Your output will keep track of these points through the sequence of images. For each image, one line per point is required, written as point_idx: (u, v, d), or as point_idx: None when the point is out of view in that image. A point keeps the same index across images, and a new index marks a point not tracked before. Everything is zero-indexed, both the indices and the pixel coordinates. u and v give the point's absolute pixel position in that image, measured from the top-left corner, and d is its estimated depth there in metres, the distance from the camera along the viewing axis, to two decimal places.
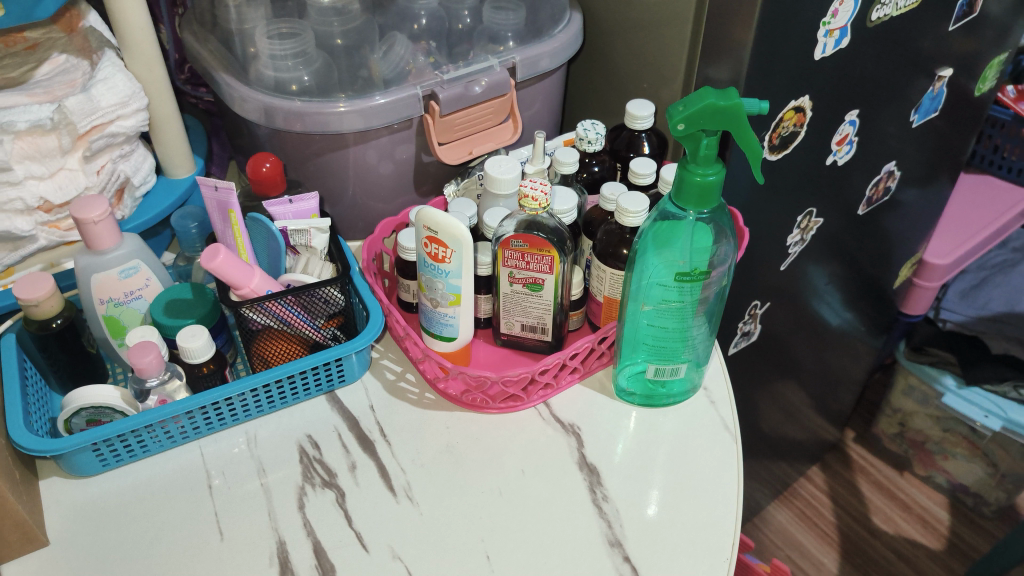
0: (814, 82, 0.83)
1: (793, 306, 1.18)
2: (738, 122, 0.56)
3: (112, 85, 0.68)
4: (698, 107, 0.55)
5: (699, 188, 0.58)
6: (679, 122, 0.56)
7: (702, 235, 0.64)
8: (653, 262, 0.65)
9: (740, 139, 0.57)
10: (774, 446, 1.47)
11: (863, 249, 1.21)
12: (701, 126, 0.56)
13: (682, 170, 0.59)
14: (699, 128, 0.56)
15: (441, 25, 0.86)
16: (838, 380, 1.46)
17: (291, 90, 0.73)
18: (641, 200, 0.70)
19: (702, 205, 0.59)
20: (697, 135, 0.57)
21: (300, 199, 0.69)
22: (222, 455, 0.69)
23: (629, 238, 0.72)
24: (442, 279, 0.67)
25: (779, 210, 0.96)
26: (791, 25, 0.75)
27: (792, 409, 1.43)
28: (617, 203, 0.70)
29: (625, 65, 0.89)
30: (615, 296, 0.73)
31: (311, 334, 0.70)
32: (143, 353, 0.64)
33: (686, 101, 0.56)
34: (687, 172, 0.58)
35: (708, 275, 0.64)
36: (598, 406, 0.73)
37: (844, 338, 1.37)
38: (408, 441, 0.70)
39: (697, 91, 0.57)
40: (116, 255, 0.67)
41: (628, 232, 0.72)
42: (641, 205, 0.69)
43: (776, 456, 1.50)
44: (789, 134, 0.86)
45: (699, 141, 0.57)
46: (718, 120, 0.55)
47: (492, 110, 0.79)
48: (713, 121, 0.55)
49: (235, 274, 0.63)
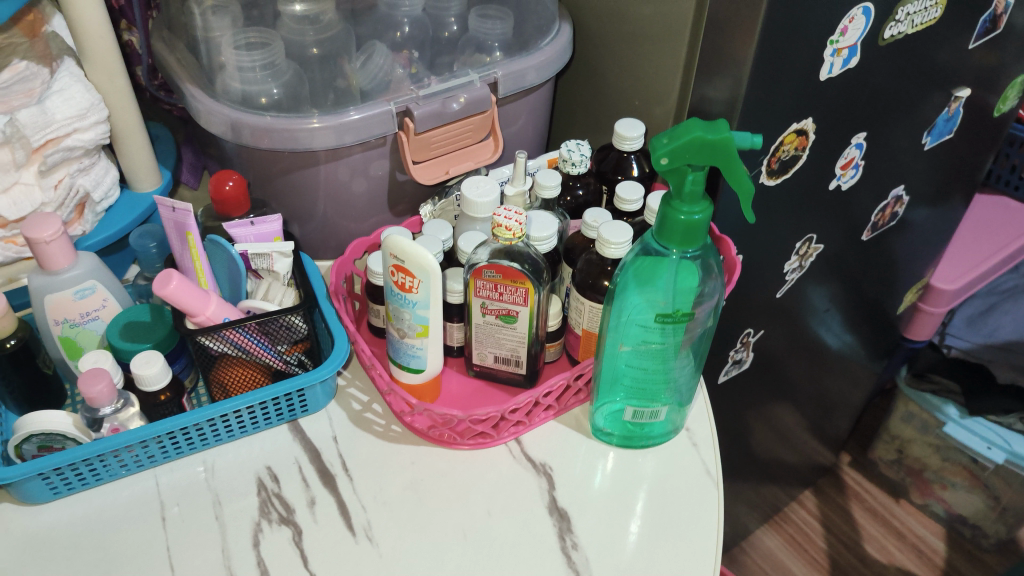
0: (818, 105, 0.79)
1: (790, 330, 1.14)
2: (728, 158, 0.50)
3: (68, 96, 0.64)
4: (683, 140, 0.50)
5: (684, 227, 0.53)
6: (663, 156, 0.51)
7: (686, 275, 0.59)
8: (632, 302, 0.60)
9: (729, 175, 0.52)
10: (767, 471, 1.46)
11: (866, 273, 1.17)
12: (687, 161, 0.51)
13: (666, 207, 0.54)
14: (684, 164, 0.51)
15: (427, 33, 0.83)
16: (835, 405, 1.42)
17: (260, 104, 0.70)
18: (623, 231, 0.66)
19: (686, 244, 0.55)
20: (682, 171, 0.51)
21: (262, 222, 0.65)
22: (179, 485, 0.66)
23: (609, 269, 0.69)
24: (410, 309, 0.64)
25: (776, 236, 0.92)
26: (793, 46, 0.70)
27: (787, 434, 1.40)
28: (598, 233, 0.67)
29: (615, 81, 0.85)
30: (593, 329, 0.70)
31: (272, 363, 0.67)
32: (93, 382, 0.60)
33: (670, 134, 0.51)
34: (671, 210, 0.53)
35: (691, 316, 0.59)
36: (573, 445, 0.69)
37: (842, 363, 1.33)
38: (371, 476, 0.66)
39: (683, 122, 0.51)
40: (71, 275, 0.64)
41: (608, 262, 0.68)
42: (625, 236, 0.66)
43: (768, 479, 1.48)
44: (789, 158, 0.82)
45: (685, 176, 0.52)
46: (706, 155, 0.50)
47: (473, 127, 0.75)
48: (700, 156, 0.50)
49: (188, 301, 0.59)
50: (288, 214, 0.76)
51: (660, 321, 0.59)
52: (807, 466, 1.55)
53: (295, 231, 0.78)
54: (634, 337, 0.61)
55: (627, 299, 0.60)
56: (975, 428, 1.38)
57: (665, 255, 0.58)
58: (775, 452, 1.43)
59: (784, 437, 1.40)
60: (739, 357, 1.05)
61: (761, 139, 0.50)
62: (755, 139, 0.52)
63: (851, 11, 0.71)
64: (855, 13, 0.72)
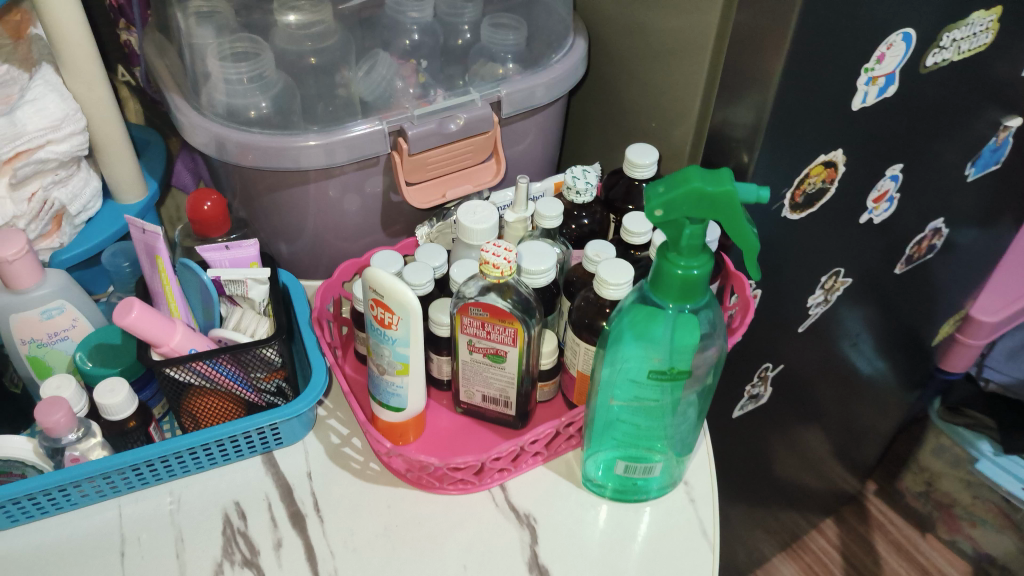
0: (849, 136, 0.72)
1: (814, 362, 1.08)
2: (729, 213, 0.46)
3: (41, 106, 0.61)
4: (679, 192, 0.45)
5: (682, 282, 0.49)
6: (656, 208, 0.46)
7: (685, 332, 0.53)
8: (627, 355, 0.55)
9: (731, 229, 0.47)
10: (790, 498, 1.39)
11: (903, 305, 1.10)
12: (684, 214, 0.46)
13: (661, 259, 0.49)
14: (681, 216, 0.46)
15: (437, 42, 0.77)
16: (862, 435, 1.35)
17: (248, 118, 0.66)
18: (623, 271, 0.61)
19: (683, 298, 0.50)
20: (679, 223, 0.47)
21: (238, 247, 0.62)
22: (142, 517, 0.62)
23: (607, 310, 0.64)
24: (389, 346, 0.60)
25: (799, 268, 0.86)
26: (822, 76, 0.65)
27: (812, 461, 1.33)
28: (597, 271, 0.62)
29: (631, 100, 0.79)
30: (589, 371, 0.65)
31: (244, 394, 0.63)
32: (51, 411, 0.57)
33: (666, 184, 0.46)
34: (667, 263, 0.49)
35: (689, 373, 0.54)
36: (561, 495, 0.65)
37: (873, 391, 1.25)
38: (343, 519, 0.63)
39: (682, 169, 0.46)
40: (38, 294, 0.61)
41: (606, 302, 0.64)
42: (625, 276, 0.61)
43: (788, 504, 1.40)
44: (816, 190, 0.76)
45: (682, 229, 0.47)
46: (704, 209, 0.45)
47: (473, 147, 0.71)
48: (698, 209, 0.45)
49: (152, 331, 0.56)
50: (275, 230, 0.72)
51: (654, 377, 0.54)
52: (831, 492, 1.47)
53: (284, 248, 0.74)
54: (627, 391, 0.56)
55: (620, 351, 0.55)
56: (1010, 467, 1.32)
57: (662, 308, 0.52)
58: (799, 477, 1.35)
59: (810, 461, 1.33)
60: (755, 391, 1.02)
61: (767, 192, 0.46)
62: (762, 191, 0.47)
63: (889, 37, 0.65)
64: (894, 40, 0.66)
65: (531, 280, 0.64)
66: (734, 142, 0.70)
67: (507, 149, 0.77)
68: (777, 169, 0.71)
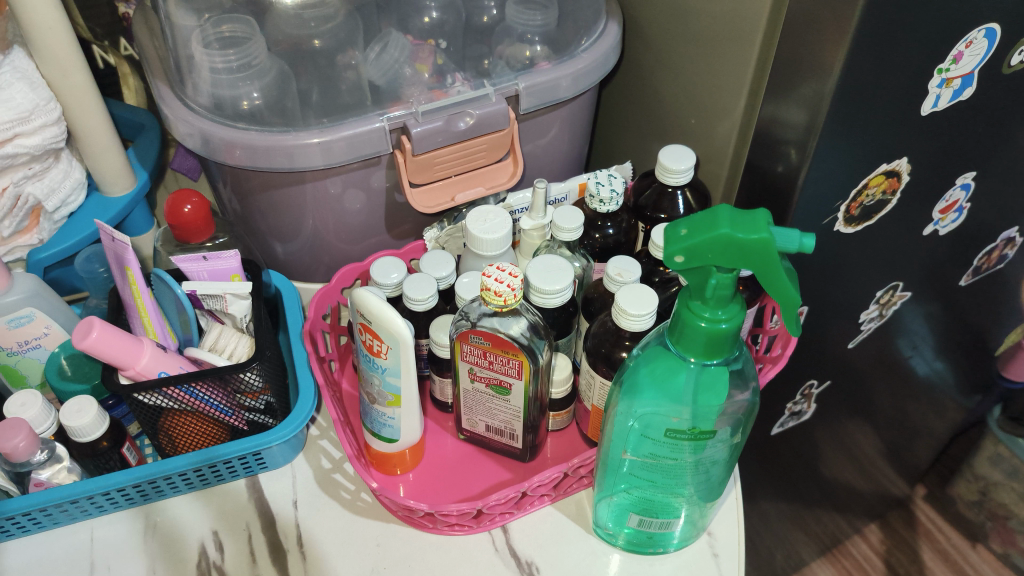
0: (918, 144, 0.63)
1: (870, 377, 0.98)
2: (762, 261, 0.41)
3: (7, 97, 0.57)
4: (705, 238, 0.41)
5: (706, 335, 0.45)
6: (677, 254, 0.42)
7: (710, 391, 0.47)
8: (645, 407, 0.49)
9: (764, 280, 0.43)
10: (839, 507, 1.21)
11: (977, 324, 0.96)
12: (711, 261, 0.42)
13: (685, 307, 0.45)
14: (706, 264, 0.42)
15: (460, 19, 0.68)
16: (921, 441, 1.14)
17: (236, 110, 0.60)
18: (645, 299, 0.54)
19: (708, 350, 0.45)
20: (704, 270, 0.43)
21: (216, 258, 0.59)
22: (114, 543, 0.57)
23: (625, 341, 0.57)
24: (379, 375, 0.54)
25: (854, 281, 0.75)
26: (887, 79, 0.55)
27: (868, 468, 1.14)
28: (615, 298, 0.54)
29: (669, 92, 0.70)
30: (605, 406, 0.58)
31: (224, 418, 0.58)
32: (10, 435, 0.52)
33: (692, 226, 0.42)
34: (691, 313, 0.45)
35: (713, 433, 0.49)
36: (567, 541, 0.58)
37: (934, 399, 1.06)
38: (327, 556, 0.57)
39: (709, 211, 0.42)
40: (5, 302, 0.57)
41: (626, 331, 0.56)
42: (647, 306, 0.53)
43: (834, 508, 1.21)
44: (874, 203, 0.67)
45: (707, 277, 0.43)
46: (733, 256, 0.41)
47: (487, 146, 0.64)
48: (726, 255, 0.41)
49: (114, 353, 0.53)
50: (269, 231, 0.65)
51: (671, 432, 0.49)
52: (884, 498, 1.26)
53: (278, 248, 0.67)
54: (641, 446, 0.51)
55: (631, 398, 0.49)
56: None
57: (684, 360, 0.47)
58: (853, 483, 1.16)
59: (869, 470, 1.15)
60: (797, 407, 0.94)
61: (810, 240, 0.41)
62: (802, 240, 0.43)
63: (969, 33, 0.55)
64: (975, 36, 0.56)
65: (543, 300, 0.56)
66: (781, 148, 0.61)
67: (529, 144, 0.69)
68: (831, 178, 0.62)
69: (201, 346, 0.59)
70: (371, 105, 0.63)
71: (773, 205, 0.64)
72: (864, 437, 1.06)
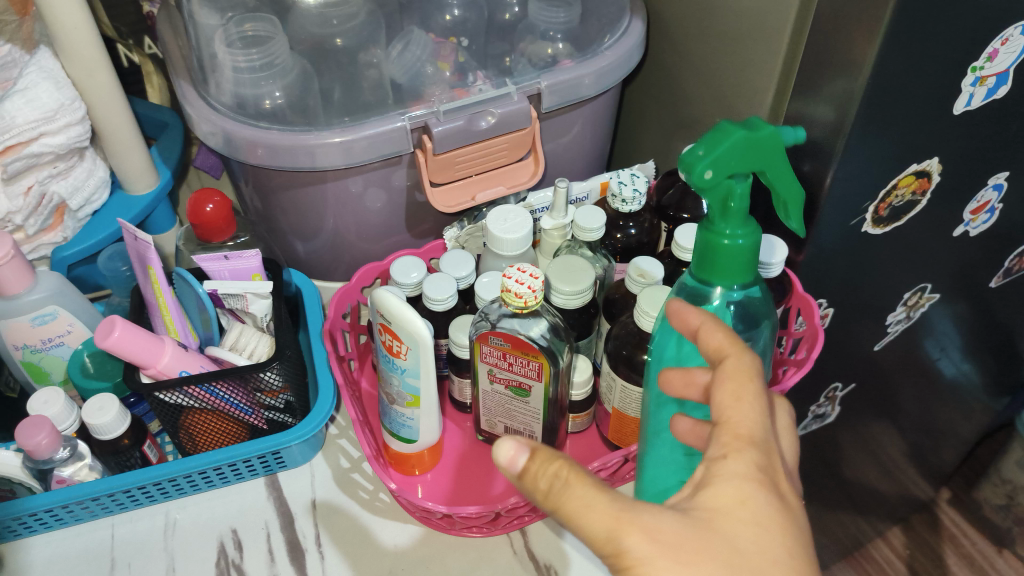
0: (950, 143, 0.61)
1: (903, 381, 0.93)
2: (774, 152, 0.42)
3: (32, 97, 0.58)
4: (728, 144, 0.40)
5: (739, 258, 0.44)
6: (705, 169, 0.41)
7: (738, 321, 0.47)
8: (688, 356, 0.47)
9: (774, 176, 0.43)
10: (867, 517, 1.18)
11: None
12: (735, 169, 0.41)
13: (705, 233, 0.45)
14: (727, 176, 0.42)
15: (482, 17, 0.68)
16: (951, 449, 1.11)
17: (258, 109, 0.59)
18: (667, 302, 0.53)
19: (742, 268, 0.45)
20: (725, 184, 0.42)
21: (238, 257, 0.59)
22: (134, 540, 0.58)
23: (648, 345, 0.56)
24: (398, 376, 0.54)
25: (882, 283, 0.74)
26: (919, 77, 0.54)
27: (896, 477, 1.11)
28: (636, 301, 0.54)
29: (693, 90, 0.69)
30: (624, 410, 0.58)
31: (244, 417, 0.58)
32: (33, 432, 0.52)
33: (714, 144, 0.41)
34: (713, 236, 0.44)
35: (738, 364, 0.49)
36: (586, 546, 0.58)
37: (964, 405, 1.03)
38: (346, 556, 0.57)
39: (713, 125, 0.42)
40: (30, 299, 0.57)
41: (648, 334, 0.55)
42: None
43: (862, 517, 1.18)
44: (903, 203, 0.65)
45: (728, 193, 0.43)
46: (752, 156, 0.41)
47: (508, 145, 0.64)
48: (744, 160, 0.41)
49: (136, 352, 0.53)
50: (290, 230, 0.65)
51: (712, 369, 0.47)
52: (911, 507, 1.18)
53: (299, 247, 0.67)
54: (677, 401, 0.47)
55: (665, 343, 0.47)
56: None
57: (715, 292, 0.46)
58: (883, 490, 1.10)
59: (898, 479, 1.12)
60: (821, 411, 0.92)
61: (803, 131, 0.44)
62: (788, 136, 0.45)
63: (1005, 30, 0.54)
64: (1012, 33, 0.54)
65: (564, 301, 0.56)
66: (807, 147, 0.60)
67: (550, 142, 0.68)
68: (860, 178, 0.61)
69: (221, 346, 0.59)
70: (392, 104, 0.62)
71: (800, 205, 0.64)
72: (893, 442, 1.00)
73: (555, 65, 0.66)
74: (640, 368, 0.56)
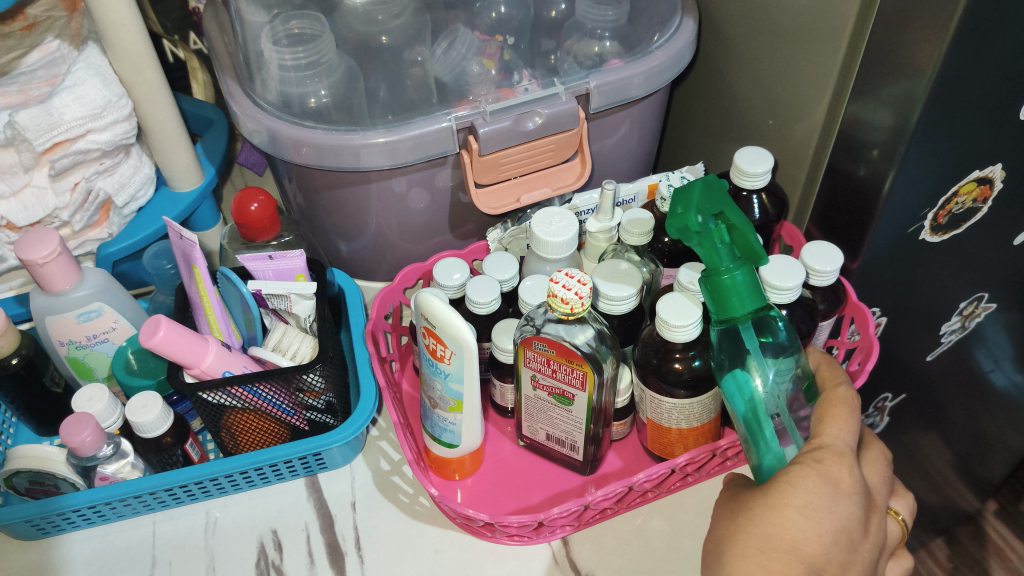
0: (1014, 149, 0.59)
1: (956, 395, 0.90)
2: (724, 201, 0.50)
3: (81, 93, 0.58)
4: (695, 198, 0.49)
5: (747, 288, 0.48)
6: (696, 215, 0.49)
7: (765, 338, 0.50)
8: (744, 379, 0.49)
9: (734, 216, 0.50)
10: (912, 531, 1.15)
11: None
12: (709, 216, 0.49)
13: (709, 281, 0.49)
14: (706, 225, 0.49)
15: (529, 14, 0.66)
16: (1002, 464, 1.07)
17: (303, 108, 0.59)
18: (691, 310, 0.52)
19: (760, 297, 0.49)
20: (710, 231, 0.49)
21: (282, 257, 0.58)
22: (176, 538, 0.58)
23: (676, 354, 0.53)
24: (441, 381, 0.53)
25: (938, 291, 0.71)
26: (984, 80, 0.52)
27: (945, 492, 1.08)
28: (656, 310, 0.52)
29: (745, 92, 0.67)
30: (657, 420, 0.56)
31: (285, 417, 0.58)
32: (78, 430, 0.53)
33: (689, 201, 0.50)
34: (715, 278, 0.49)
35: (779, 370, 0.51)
36: (629, 557, 0.56)
37: None
38: (386, 561, 0.56)
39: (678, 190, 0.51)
40: (76, 296, 0.58)
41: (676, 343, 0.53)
42: (691, 316, 0.51)
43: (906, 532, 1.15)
44: (963, 211, 0.63)
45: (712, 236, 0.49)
46: (714, 201, 0.50)
47: (554, 146, 0.63)
48: (715, 201, 0.50)
49: (180, 352, 0.53)
50: (334, 229, 0.65)
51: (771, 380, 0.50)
52: (956, 518, 1.13)
53: (342, 246, 0.67)
54: (757, 417, 0.50)
55: (730, 380, 0.49)
56: None
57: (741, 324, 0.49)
58: (928, 502, 1.06)
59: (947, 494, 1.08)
60: (869, 420, 0.90)
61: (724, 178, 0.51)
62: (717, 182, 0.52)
63: None
64: None
65: (609, 306, 0.55)
66: (864, 151, 0.58)
67: (596, 143, 0.67)
68: (919, 185, 0.58)
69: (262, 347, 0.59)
70: (437, 102, 0.62)
71: (855, 211, 0.61)
72: (940, 454, 0.97)
73: (603, 65, 0.64)
74: (670, 377, 0.53)
